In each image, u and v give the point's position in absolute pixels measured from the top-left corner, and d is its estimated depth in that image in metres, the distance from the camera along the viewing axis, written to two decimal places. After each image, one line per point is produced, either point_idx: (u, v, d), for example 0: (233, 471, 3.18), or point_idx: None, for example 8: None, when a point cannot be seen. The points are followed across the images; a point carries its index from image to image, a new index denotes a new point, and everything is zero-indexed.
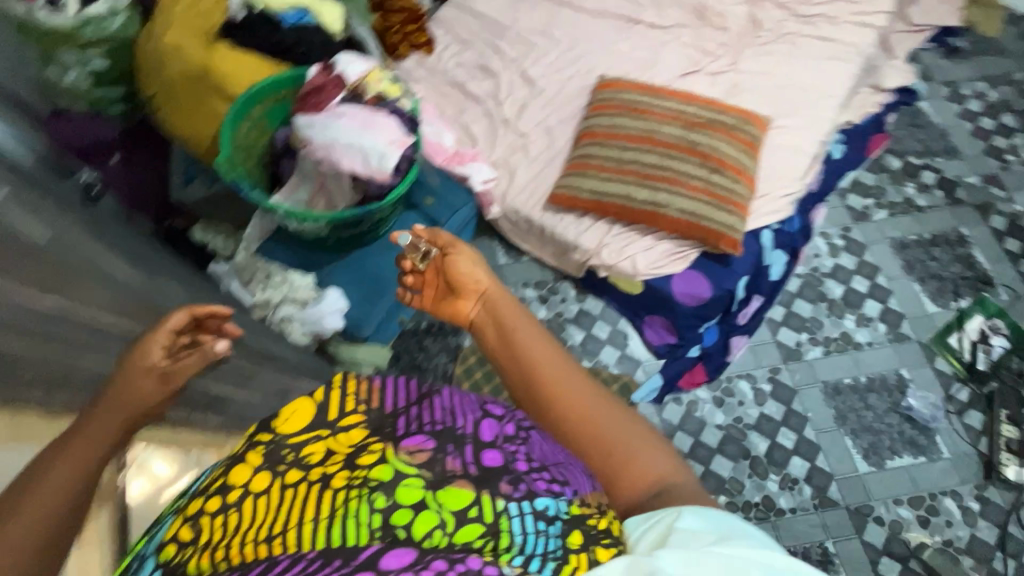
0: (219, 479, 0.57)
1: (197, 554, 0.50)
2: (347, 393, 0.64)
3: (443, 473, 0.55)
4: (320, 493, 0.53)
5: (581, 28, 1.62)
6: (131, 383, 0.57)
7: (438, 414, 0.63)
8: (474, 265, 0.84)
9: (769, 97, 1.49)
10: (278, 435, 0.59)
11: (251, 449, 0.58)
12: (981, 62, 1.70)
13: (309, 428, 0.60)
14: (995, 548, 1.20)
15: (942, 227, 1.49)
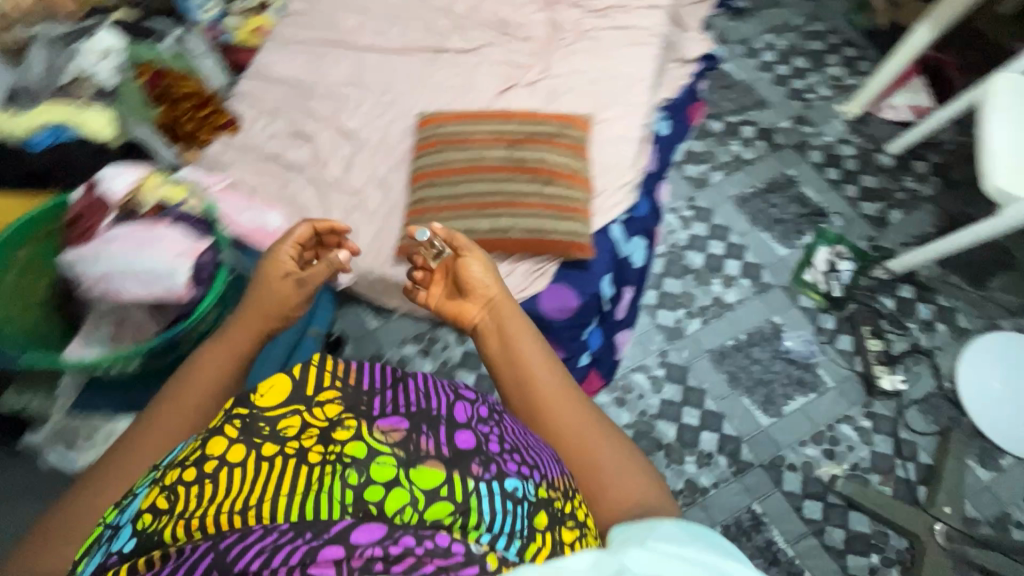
0: (191, 449, 0.52)
1: (174, 522, 0.46)
2: (325, 368, 0.58)
3: (415, 450, 0.51)
4: (293, 466, 0.49)
5: (391, 69, 1.59)
6: (276, 286, 0.82)
7: (412, 398, 0.58)
8: (490, 272, 0.86)
9: (586, 94, 1.53)
10: (255, 409, 0.53)
11: (230, 420, 0.52)
12: (763, 16, 1.85)
13: (286, 402, 0.54)
14: (893, 457, 1.28)
15: (771, 174, 1.59)
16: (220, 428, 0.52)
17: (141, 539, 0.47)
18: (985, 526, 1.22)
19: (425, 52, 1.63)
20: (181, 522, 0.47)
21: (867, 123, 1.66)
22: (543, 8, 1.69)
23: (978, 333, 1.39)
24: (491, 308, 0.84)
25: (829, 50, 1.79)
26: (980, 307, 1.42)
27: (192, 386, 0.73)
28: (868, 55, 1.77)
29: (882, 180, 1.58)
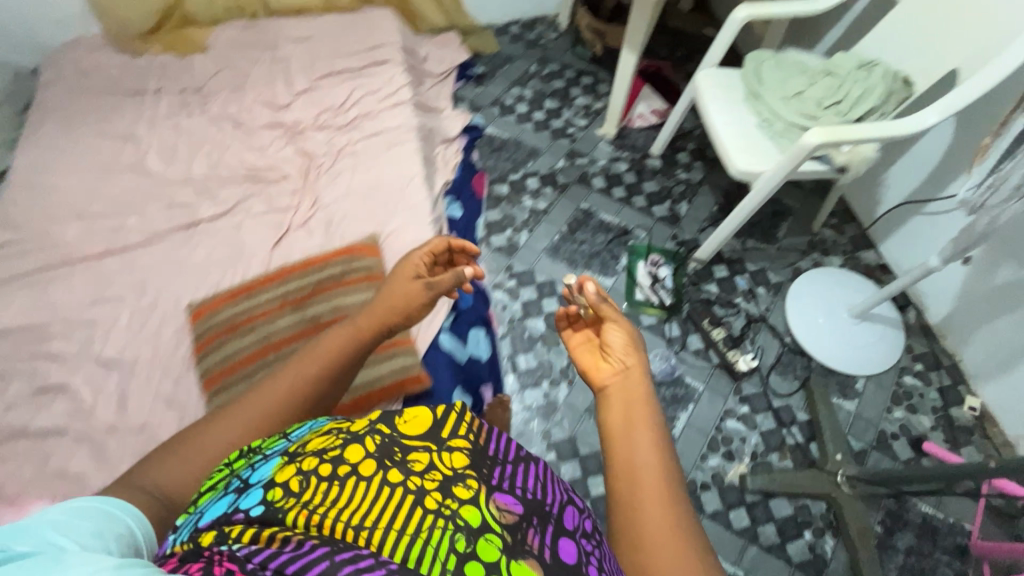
0: (334, 447, 0.64)
1: (299, 507, 0.57)
2: (458, 423, 0.72)
3: (520, 541, 0.58)
4: (410, 503, 0.59)
5: (140, 266, 1.39)
6: (406, 288, 0.90)
7: (529, 486, 0.69)
8: (633, 345, 0.78)
9: (365, 215, 1.47)
10: (395, 432, 0.68)
11: (370, 432, 0.66)
12: (502, 73, 1.95)
13: (423, 439, 0.68)
14: (779, 428, 1.34)
15: (569, 214, 1.64)
16: (361, 441, 0.64)
17: (264, 504, 0.58)
18: (872, 453, 1.31)
19: (175, 231, 1.45)
20: (303, 509, 0.57)
21: (627, 135, 1.79)
22: (290, 142, 1.61)
23: (789, 283, 1.53)
24: (627, 379, 0.76)
25: (570, 84, 1.92)
26: (780, 258, 1.57)
27: (311, 366, 0.80)
28: (602, 77, 1.94)
29: (660, 180, 1.71)
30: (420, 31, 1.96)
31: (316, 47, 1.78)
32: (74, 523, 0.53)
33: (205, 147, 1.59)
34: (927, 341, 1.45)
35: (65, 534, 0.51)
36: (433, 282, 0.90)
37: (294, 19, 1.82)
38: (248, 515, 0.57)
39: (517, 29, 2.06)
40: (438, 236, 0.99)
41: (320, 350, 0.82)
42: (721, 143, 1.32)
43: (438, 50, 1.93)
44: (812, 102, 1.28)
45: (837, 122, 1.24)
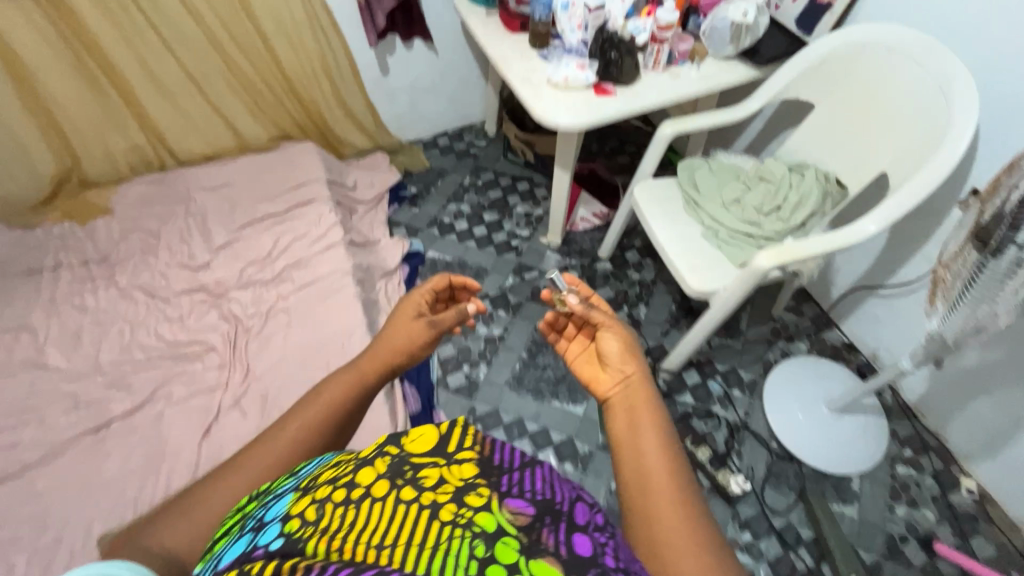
0: (346, 473, 0.56)
1: (318, 535, 0.48)
2: (467, 434, 0.62)
3: (536, 541, 0.48)
4: (426, 519, 0.49)
5: (40, 492, 1.17)
6: (409, 323, 0.85)
7: (541, 486, 0.56)
8: (632, 353, 0.70)
9: (305, 384, 1.34)
10: (402, 452, 0.59)
11: (380, 453, 0.59)
12: (436, 190, 1.89)
13: (429, 454, 0.59)
14: (786, 553, 1.24)
15: (527, 338, 1.55)
16: (373, 462, 0.57)
17: (283, 540, 0.49)
18: (886, 564, 1.22)
19: (82, 437, 1.25)
20: (320, 536, 0.48)
21: (573, 240, 1.75)
22: (213, 306, 1.46)
23: (762, 379, 1.48)
24: (630, 386, 0.68)
25: (507, 192, 1.89)
26: (747, 353, 1.53)
27: (319, 403, 0.72)
28: (538, 181, 1.92)
29: (614, 284, 1.66)
30: (345, 157, 1.90)
31: (235, 194, 1.68)
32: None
33: (115, 328, 1.42)
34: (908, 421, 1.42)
35: None
36: (439, 318, 0.86)
37: (207, 166, 1.71)
38: (266, 550, 0.48)
39: (445, 141, 2.03)
40: (437, 274, 0.96)
41: (328, 388, 0.74)
42: (672, 262, 1.28)
43: (366, 175, 1.86)
44: (751, 209, 1.28)
45: (779, 228, 1.23)
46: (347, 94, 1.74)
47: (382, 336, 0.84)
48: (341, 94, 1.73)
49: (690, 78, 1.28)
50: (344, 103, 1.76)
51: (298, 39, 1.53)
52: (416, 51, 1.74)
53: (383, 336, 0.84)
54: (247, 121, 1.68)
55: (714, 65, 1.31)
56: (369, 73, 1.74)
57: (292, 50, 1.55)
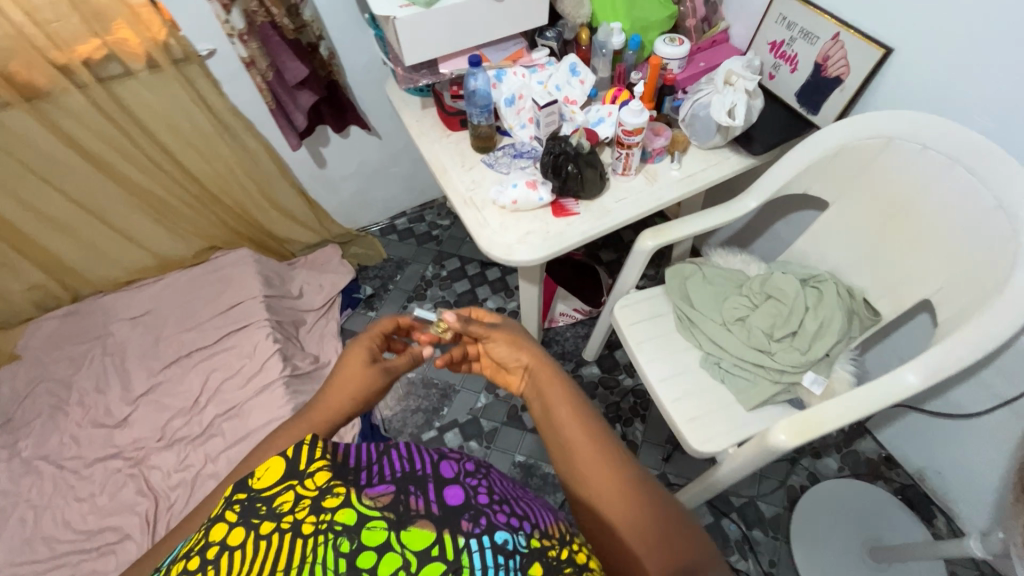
0: (195, 539, 0.45)
1: None
2: (315, 443, 0.50)
3: (404, 512, 0.44)
4: (290, 542, 0.41)
5: None
6: (355, 376, 0.69)
7: (399, 465, 0.51)
8: (520, 345, 0.77)
9: None
10: (252, 491, 0.47)
11: (228, 508, 0.45)
12: (395, 287, 1.67)
13: (279, 478, 0.47)
14: None
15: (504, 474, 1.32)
16: (219, 516, 0.45)
17: None
18: None
19: None
20: None
21: (554, 339, 1.52)
22: (131, 476, 1.24)
23: (787, 513, 1.23)
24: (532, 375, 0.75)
25: (475, 283, 1.66)
26: (767, 478, 1.28)
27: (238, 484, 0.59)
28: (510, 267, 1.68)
29: (603, 395, 1.42)
30: (293, 255, 1.69)
31: (159, 323, 1.46)
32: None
33: (13, 514, 1.20)
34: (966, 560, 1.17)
35: None
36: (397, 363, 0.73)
37: (129, 291, 1.50)
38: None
39: (405, 224, 1.81)
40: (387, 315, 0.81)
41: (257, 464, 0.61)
42: (668, 410, 1.03)
43: (313, 277, 1.63)
44: (759, 334, 1.03)
45: (795, 361, 0.99)
46: (278, 194, 1.51)
47: (327, 390, 0.69)
48: (270, 195, 1.50)
49: (670, 180, 1.03)
50: (276, 204, 1.53)
51: (204, 148, 1.29)
52: (355, 138, 1.50)
53: (329, 391, 0.69)
54: (163, 239, 1.46)
55: (698, 158, 1.06)
56: (302, 168, 1.51)
57: (201, 161, 1.32)
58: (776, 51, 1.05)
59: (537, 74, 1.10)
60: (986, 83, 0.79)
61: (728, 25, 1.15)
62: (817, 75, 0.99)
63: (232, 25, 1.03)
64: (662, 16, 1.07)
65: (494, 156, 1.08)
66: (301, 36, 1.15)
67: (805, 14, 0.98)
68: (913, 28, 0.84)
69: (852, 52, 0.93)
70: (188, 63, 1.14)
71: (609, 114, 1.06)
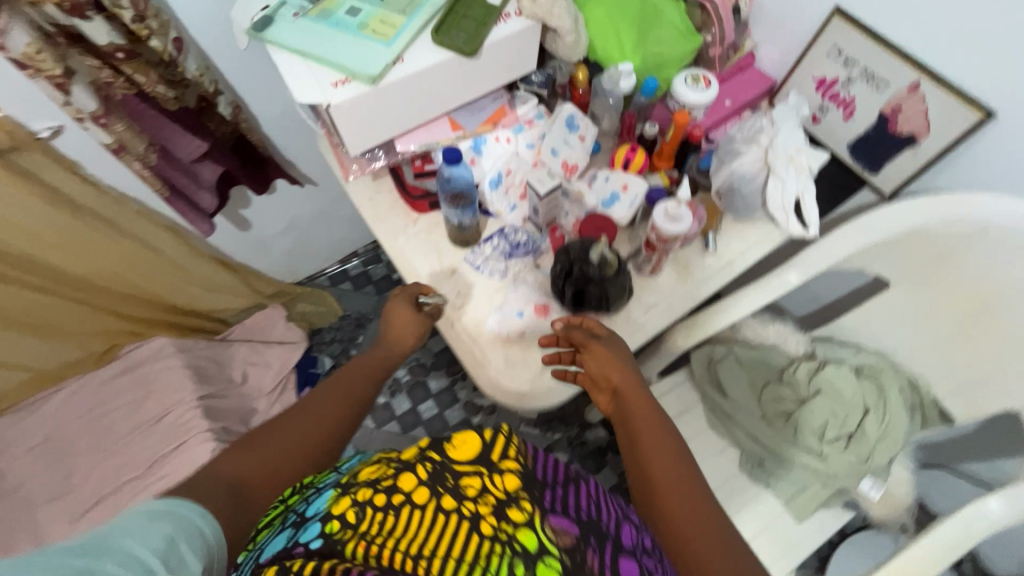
0: (382, 471, 0.45)
1: (358, 543, 0.39)
2: (513, 438, 0.48)
3: (579, 562, 0.39)
4: (463, 532, 0.39)
5: None
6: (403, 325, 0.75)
7: (582, 502, 0.46)
8: (615, 363, 0.68)
9: None
10: (443, 454, 0.46)
11: (421, 459, 0.46)
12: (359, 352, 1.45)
13: (473, 461, 0.45)
14: None
15: None
16: (409, 465, 0.45)
17: (315, 546, 0.40)
18: None
19: None
20: (359, 543, 0.39)
21: None
22: None
23: None
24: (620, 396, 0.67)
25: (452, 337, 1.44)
26: None
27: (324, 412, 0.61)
28: None
29: (614, 463, 1.28)
30: (223, 329, 1.38)
31: (68, 452, 1.16)
32: (147, 535, 0.38)
33: None
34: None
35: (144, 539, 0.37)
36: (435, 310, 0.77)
37: (18, 415, 1.19)
38: (306, 550, 0.40)
39: (358, 269, 1.54)
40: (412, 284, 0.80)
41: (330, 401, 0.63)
42: None
43: (256, 355, 1.35)
44: (808, 434, 0.90)
45: (852, 470, 0.87)
46: (193, 272, 1.19)
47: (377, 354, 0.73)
48: (184, 276, 1.18)
49: (705, 273, 0.82)
50: (193, 283, 1.21)
51: (79, 245, 0.96)
52: (282, 191, 1.19)
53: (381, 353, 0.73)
54: (50, 350, 1.14)
55: (734, 237, 0.84)
56: (221, 236, 1.20)
57: (77, 261, 0.99)
58: (824, 91, 0.84)
59: (525, 135, 0.84)
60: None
61: (754, 44, 0.92)
62: (882, 127, 0.79)
63: (77, 108, 0.70)
64: (683, 51, 0.83)
65: (480, 253, 0.82)
66: (185, 97, 0.81)
67: (871, 50, 0.75)
68: None
69: (936, 109, 0.72)
70: (24, 150, 0.80)
71: (623, 187, 0.82)
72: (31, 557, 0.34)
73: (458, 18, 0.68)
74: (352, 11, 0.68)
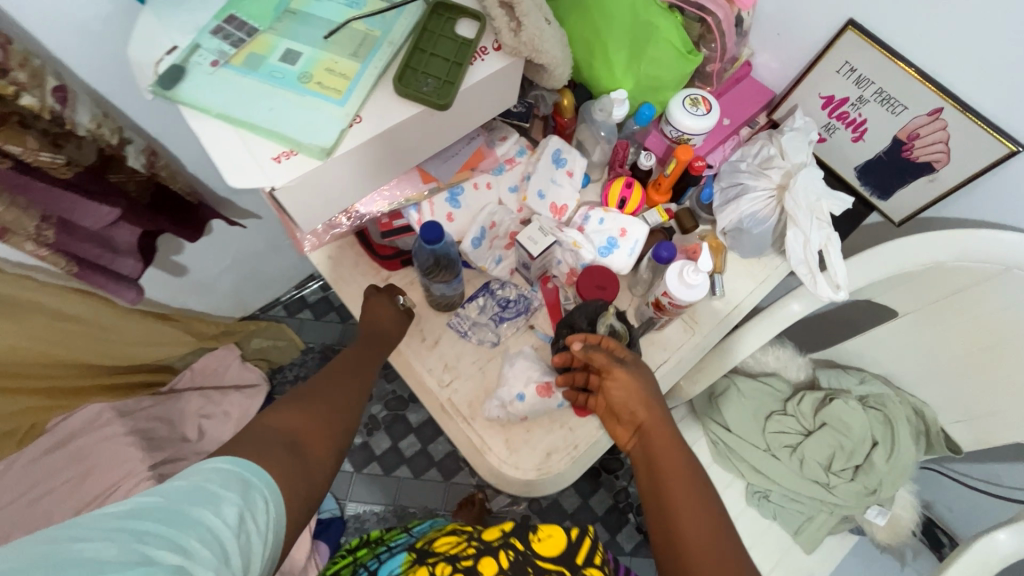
0: (468, 553, 0.53)
1: None
2: (595, 544, 0.53)
3: None
4: None
5: None
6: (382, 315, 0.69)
7: None
8: (642, 398, 0.60)
9: None
10: (527, 548, 0.52)
11: (505, 547, 0.53)
12: None
13: (559, 559, 0.51)
14: None
15: None
16: (495, 552, 0.52)
17: None
18: None
19: None
20: None
21: None
22: None
23: None
24: (647, 436, 0.59)
25: None
26: None
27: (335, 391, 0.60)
28: None
29: (609, 483, 1.24)
30: (167, 379, 1.21)
31: None
32: (221, 505, 0.41)
33: None
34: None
35: (218, 514, 0.41)
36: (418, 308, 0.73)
37: None
38: None
39: (317, 294, 1.41)
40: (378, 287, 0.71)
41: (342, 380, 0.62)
42: None
43: (211, 406, 1.20)
44: (817, 466, 0.86)
45: (858, 500, 0.85)
46: (123, 332, 1.02)
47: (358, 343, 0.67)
48: (111, 336, 1.01)
49: (714, 320, 0.74)
50: (124, 340, 1.03)
51: None
52: (219, 231, 1.04)
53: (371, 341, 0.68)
54: None
55: (742, 274, 0.77)
56: (153, 286, 1.04)
57: None
58: (832, 109, 0.76)
59: (507, 176, 0.74)
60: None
61: (752, 52, 0.81)
62: (896, 153, 0.73)
63: None
64: (680, 71, 0.71)
65: (466, 316, 0.72)
66: (82, 152, 0.65)
67: (886, 71, 0.68)
68: None
69: (958, 139, 0.66)
70: None
71: (621, 233, 0.73)
72: (130, 517, 0.39)
73: (425, 59, 0.55)
74: (288, 57, 0.54)
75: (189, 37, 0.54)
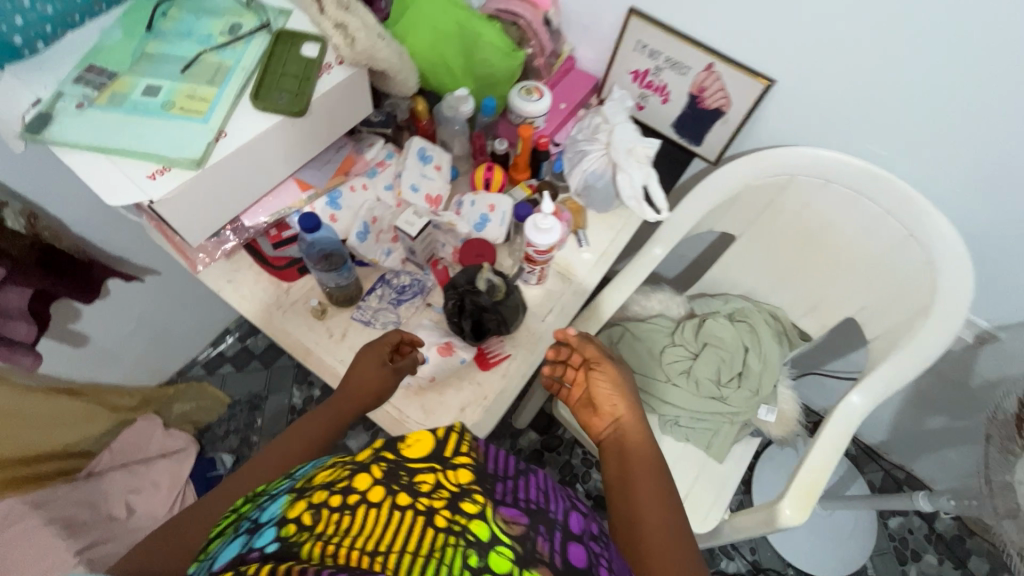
0: (335, 472, 0.41)
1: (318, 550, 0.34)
2: (463, 435, 0.45)
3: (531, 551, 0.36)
4: (418, 527, 0.36)
5: None
6: (361, 375, 0.67)
7: (534, 494, 0.42)
8: (624, 393, 0.66)
9: None
10: (396, 457, 0.42)
11: (376, 460, 0.41)
12: (261, 436, 1.33)
13: (428, 457, 0.42)
14: None
15: None
16: (364, 464, 0.40)
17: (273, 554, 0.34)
18: None
19: None
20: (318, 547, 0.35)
21: None
22: None
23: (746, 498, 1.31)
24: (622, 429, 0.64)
25: None
26: None
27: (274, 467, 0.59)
28: None
29: (552, 460, 1.31)
30: None
31: None
32: None
33: None
34: (892, 485, 1.34)
35: None
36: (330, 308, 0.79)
37: None
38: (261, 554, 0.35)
39: (234, 347, 1.42)
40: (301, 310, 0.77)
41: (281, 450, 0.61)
42: None
43: (135, 480, 1.14)
44: (708, 383, 0.98)
45: (748, 404, 0.98)
46: (34, 416, 0.98)
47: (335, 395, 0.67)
48: (26, 424, 0.96)
49: (585, 268, 0.86)
50: (35, 428, 0.98)
51: None
52: (117, 291, 1.04)
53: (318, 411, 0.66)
54: None
55: (602, 228, 0.89)
56: (54, 359, 1.02)
57: None
58: (640, 81, 0.92)
59: (381, 177, 0.83)
60: (887, 107, 0.74)
61: (572, 48, 0.97)
62: (694, 106, 0.89)
63: None
64: (508, 67, 0.84)
65: (367, 307, 0.79)
66: None
67: (668, 42, 0.84)
68: (798, 60, 0.76)
69: (731, 84, 0.83)
70: None
71: (490, 208, 0.83)
72: None
73: (276, 79, 0.63)
74: (150, 91, 0.61)
75: (52, 88, 0.60)
